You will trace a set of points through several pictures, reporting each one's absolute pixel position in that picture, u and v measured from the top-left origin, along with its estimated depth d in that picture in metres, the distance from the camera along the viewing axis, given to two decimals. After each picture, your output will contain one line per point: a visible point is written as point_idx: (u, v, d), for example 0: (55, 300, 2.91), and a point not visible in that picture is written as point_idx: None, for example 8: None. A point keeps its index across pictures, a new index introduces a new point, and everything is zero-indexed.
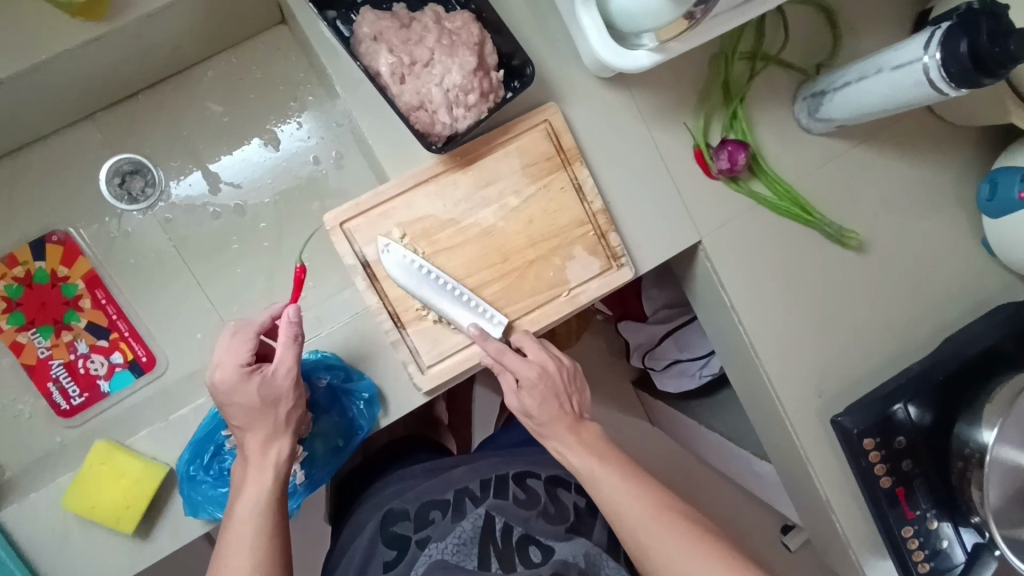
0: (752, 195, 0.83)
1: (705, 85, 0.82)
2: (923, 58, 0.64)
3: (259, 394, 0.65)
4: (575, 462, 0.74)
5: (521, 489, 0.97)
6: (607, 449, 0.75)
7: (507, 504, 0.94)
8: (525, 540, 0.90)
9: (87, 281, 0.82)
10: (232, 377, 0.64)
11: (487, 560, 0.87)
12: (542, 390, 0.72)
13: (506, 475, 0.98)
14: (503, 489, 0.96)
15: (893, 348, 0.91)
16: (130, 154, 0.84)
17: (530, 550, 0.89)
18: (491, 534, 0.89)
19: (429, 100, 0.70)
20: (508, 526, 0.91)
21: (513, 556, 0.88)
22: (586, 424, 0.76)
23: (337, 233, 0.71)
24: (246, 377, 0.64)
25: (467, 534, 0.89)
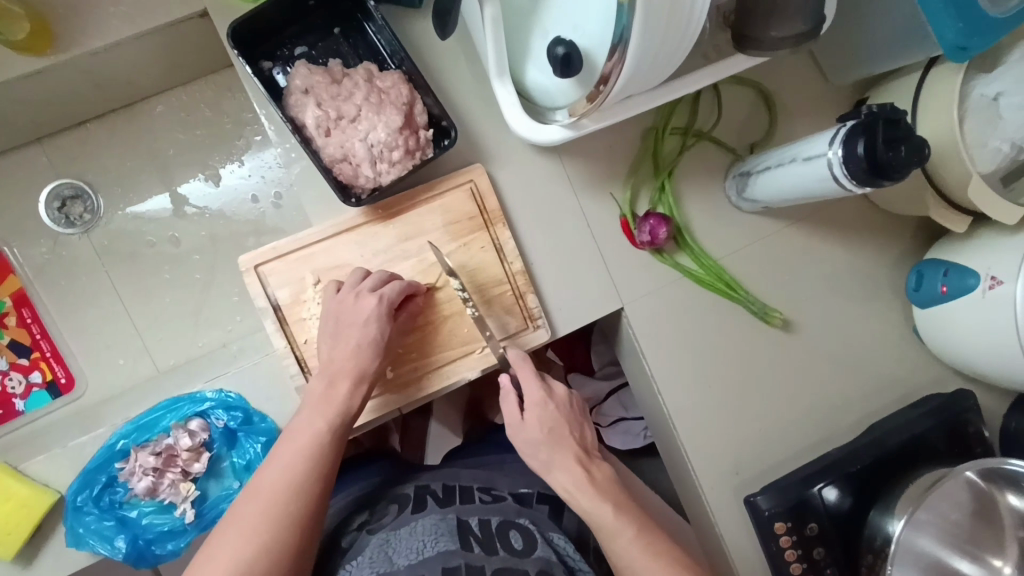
0: (677, 267, 0.84)
1: (636, 157, 0.83)
2: (827, 153, 0.65)
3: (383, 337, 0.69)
4: (586, 508, 0.72)
5: (487, 494, 0.81)
6: (619, 492, 0.73)
7: (475, 505, 0.78)
8: (504, 528, 0.75)
9: (15, 299, 0.84)
10: (385, 296, 0.69)
11: (469, 545, 0.71)
12: (554, 413, 0.74)
13: (468, 485, 0.82)
14: (467, 495, 0.80)
15: (816, 430, 0.90)
16: (73, 179, 0.86)
17: (512, 536, 0.74)
18: (468, 527, 0.73)
19: (353, 153, 0.72)
20: (483, 521, 0.75)
21: (494, 543, 0.72)
22: (599, 464, 0.74)
23: (251, 274, 0.73)
24: (383, 315, 0.68)
25: (439, 527, 0.72)
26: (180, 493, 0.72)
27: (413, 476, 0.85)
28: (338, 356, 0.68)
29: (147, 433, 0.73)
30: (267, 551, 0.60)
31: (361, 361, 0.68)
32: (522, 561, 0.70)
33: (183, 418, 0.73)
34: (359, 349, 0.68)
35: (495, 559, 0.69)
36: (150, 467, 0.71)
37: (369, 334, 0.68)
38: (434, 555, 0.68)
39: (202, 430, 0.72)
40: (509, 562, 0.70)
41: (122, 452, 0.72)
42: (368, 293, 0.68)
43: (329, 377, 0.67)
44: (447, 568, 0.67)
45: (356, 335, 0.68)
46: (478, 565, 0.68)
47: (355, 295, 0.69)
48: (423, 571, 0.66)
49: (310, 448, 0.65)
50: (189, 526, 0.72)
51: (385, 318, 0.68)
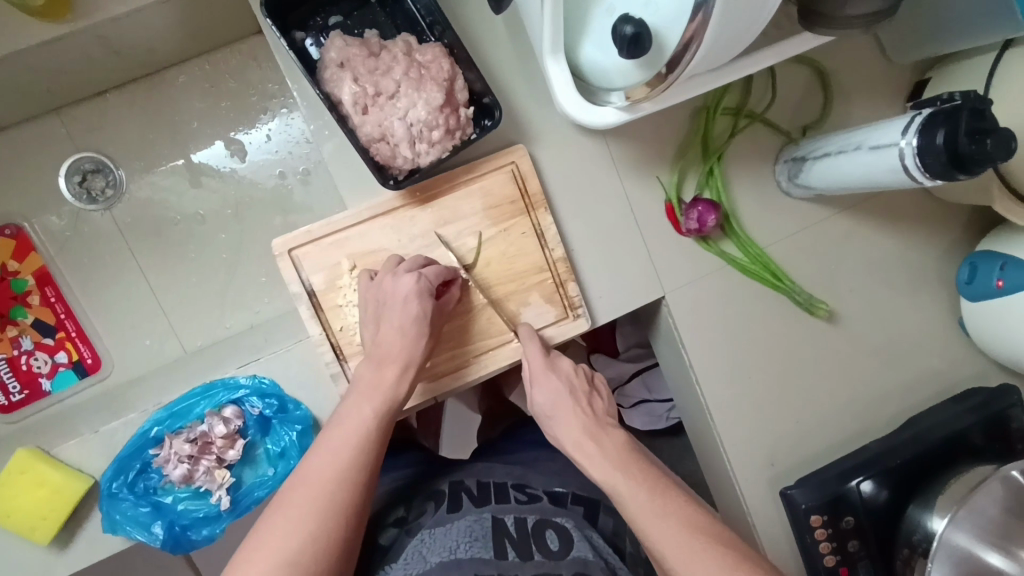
0: (722, 255, 0.81)
1: (684, 139, 0.79)
2: (900, 142, 0.61)
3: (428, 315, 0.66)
4: (597, 478, 0.66)
5: (523, 493, 0.81)
6: (629, 459, 0.67)
7: (511, 505, 0.77)
8: (539, 528, 0.74)
9: (38, 277, 0.82)
10: (425, 276, 0.66)
11: (503, 551, 0.69)
12: (555, 384, 0.70)
13: (503, 484, 0.82)
14: (503, 493, 0.80)
15: (853, 423, 0.89)
16: (93, 152, 0.83)
17: (547, 537, 0.72)
18: (502, 529, 0.72)
19: (391, 133, 0.68)
20: (518, 519, 0.74)
21: (529, 547, 0.70)
22: (609, 431, 0.69)
23: (285, 259, 0.70)
24: (425, 295, 0.65)
25: (474, 530, 0.71)
26: (215, 481, 0.71)
27: (449, 471, 0.86)
28: (383, 337, 0.65)
29: (181, 420, 0.71)
30: (316, 540, 0.58)
31: (408, 342, 0.65)
32: (558, 565, 0.69)
33: (216, 405, 0.71)
34: (405, 328, 0.65)
35: (529, 565, 0.68)
36: (185, 455, 0.70)
37: (411, 313, 0.64)
38: (468, 559, 0.67)
39: (237, 418, 0.71)
40: (544, 567, 0.68)
41: (155, 439, 0.70)
42: (404, 273, 0.66)
43: (376, 361, 0.65)
44: (481, 574, 0.66)
45: (397, 314, 0.65)
46: (513, 573, 0.66)
47: (393, 277, 0.66)
48: (456, 574, 0.65)
49: (360, 433, 0.62)
50: (225, 512, 0.72)
51: (426, 297, 0.65)
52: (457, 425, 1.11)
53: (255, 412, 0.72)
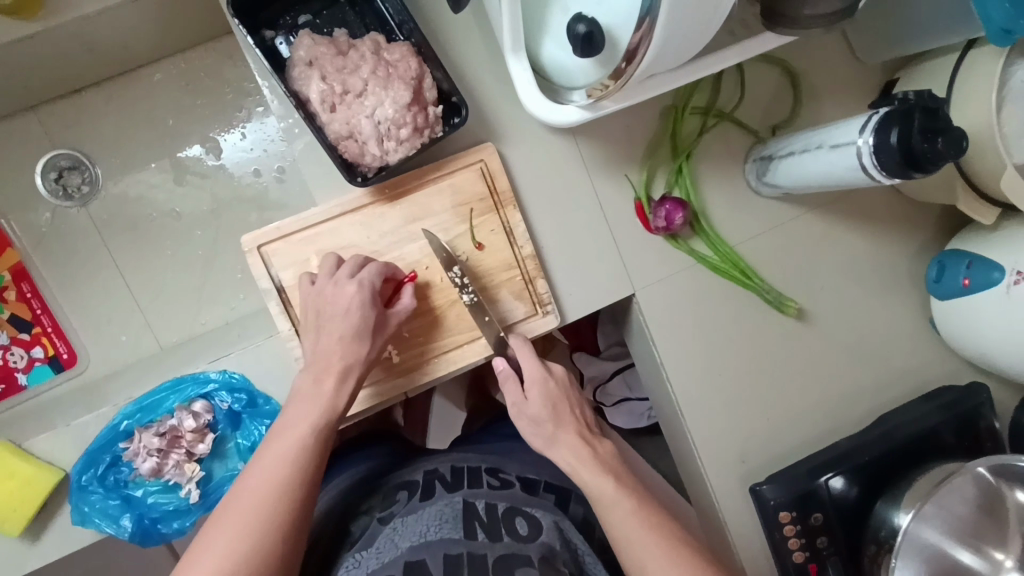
0: (692, 253, 0.82)
1: (654, 138, 0.80)
2: (857, 141, 0.62)
3: (367, 323, 0.67)
4: (587, 480, 0.69)
5: (496, 478, 0.82)
6: (618, 470, 0.71)
7: (484, 489, 0.79)
8: (509, 515, 0.75)
9: (14, 273, 0.82)
10: (365, 282, 0.67)
11: (473, 533, 0.70)
12: (552, 391, 0.72)
13: (477, 467, 0.84)
14: (476, 477, 0.81)
15: (825, 421, 0.89)
16: (69, 149, 0.84)
17: (516, 523, 0.74)
18: (473, 512, 0.73)
19: (359, 131, 0.68)
20: (489, 504, 0.76)
21: (499, 529, 0.72)
22: (600, 438, 0.73)
23: (254, 255, 0.71)
24: (366, 304, 0.66)
25: (444, 513, 0.72)
26: (184, 474, 0.71)
27: (422, 459, 0.87)
28: (327, 348, 0.66)
29: (151, 415, 0.72)
30: (248, 573, 0.58)
31: (353, 355, 0.67)
32: (525, 546, 0.69)
33: (186, 400, 0.72)
34: (348, 337, 0.66)
35: (498, 546, 0.69)
36: (154, 448, 0.71)
37: (353, 323, 0.66)
38: (436, 540, 0.68)
39: (206, 413, 0.72)
40: (512, 548, 0.69)
41: (125, 432, 0.71)
42: (347, 280, 0.67)
43: (314, 373, 0.66)
44: (449, 554, 0.66)
45: (342, 325, 0.66)
46: (481, 552, 0.67)
47: (336, 286, 0.67)
48: (424, 556, 0.66)
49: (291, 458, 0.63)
50: (194, 506, 0.72)
51: (371, 304, 0.67)
52: (444, 418, 1.12)
53: (223, 407, 0.72)
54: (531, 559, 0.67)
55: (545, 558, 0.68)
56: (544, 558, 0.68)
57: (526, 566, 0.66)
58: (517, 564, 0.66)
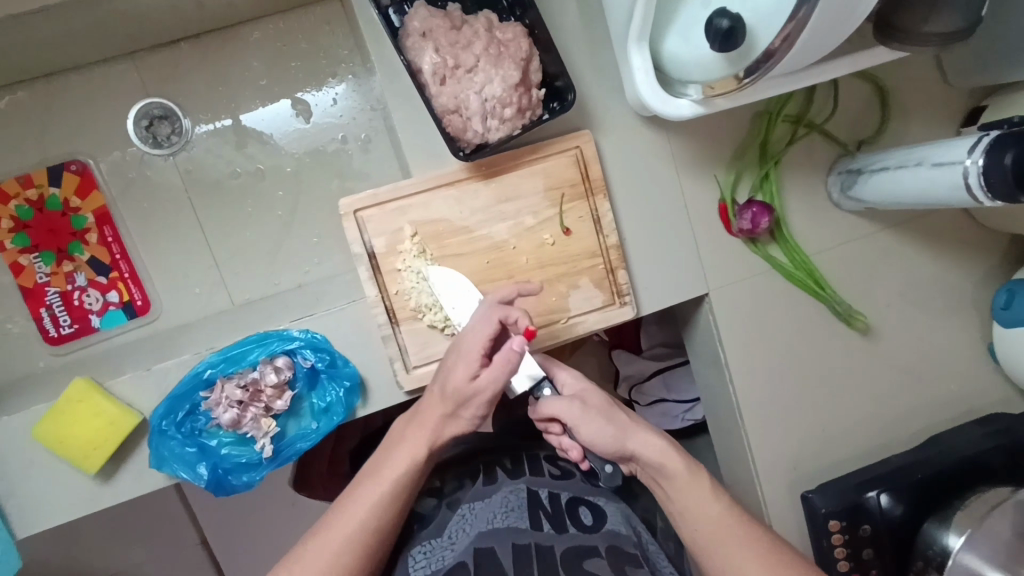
0: (768, 259, 0.83)
1: (743, 142, 0.81)
2: (964, 162, 0.63)
3: (462, 387, 0.62)
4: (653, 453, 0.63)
5: (556, 467, 0.78)
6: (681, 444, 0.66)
7: (546, 479, 0.74)
8: (573, 505, 0.69)
9: (98, 216, 0.83)
10: (482, 344, 0.62)
11: (538, 521, 0.64)
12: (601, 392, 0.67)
13: (535, 455, 0.80)
14: (537, 467, 0.77)
15: (877, 436, 0.90)
16: (163, 99, 0.84)
17: (581, 513, 0.67)
18: (537, 501, 0.68)
19: (465, 106, 0.69)
20: (553, 494, 0.70)
21: (564, 520, 0.66)
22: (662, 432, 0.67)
23: (349, 219, 0.71)
24: (480, 362, 0.62)
25: (510, 501, 0.67)
26: (260, 429, 0.72)
27: (481, 441, 0.82)
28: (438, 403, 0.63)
29: (234, 365, 0.72)
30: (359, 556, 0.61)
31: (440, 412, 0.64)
32: (591, 535, 0.63)
33: (269, 354, 0.72)
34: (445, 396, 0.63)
35: (564, 537, 0.62)
36: (236, 400, 0.71)
37: (455, 387, 0.62)
38: (503, 528, 0.62)
39: (288, 369, 0.72)
40: (579, 539, 0.62)
41: (207, 382, 0.71)
42: (483, 331, 0.63)
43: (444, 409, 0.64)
44: (517, 544, 0.60)
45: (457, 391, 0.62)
46: (548, 541, 0.61)
47: (478, 345, 0.62)
48: (492, 543, 0.60)
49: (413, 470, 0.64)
50: (266, 461, 0.73)
51: (478, 366, 0.62)
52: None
53: (304, 365, 0.73)
54: (598, 549, 0.60)
55: (614, 547, 0.61)
56: (611, 548, 0.61)
57: (594, 557, 0.59)
58: (585, 556, 0.59)
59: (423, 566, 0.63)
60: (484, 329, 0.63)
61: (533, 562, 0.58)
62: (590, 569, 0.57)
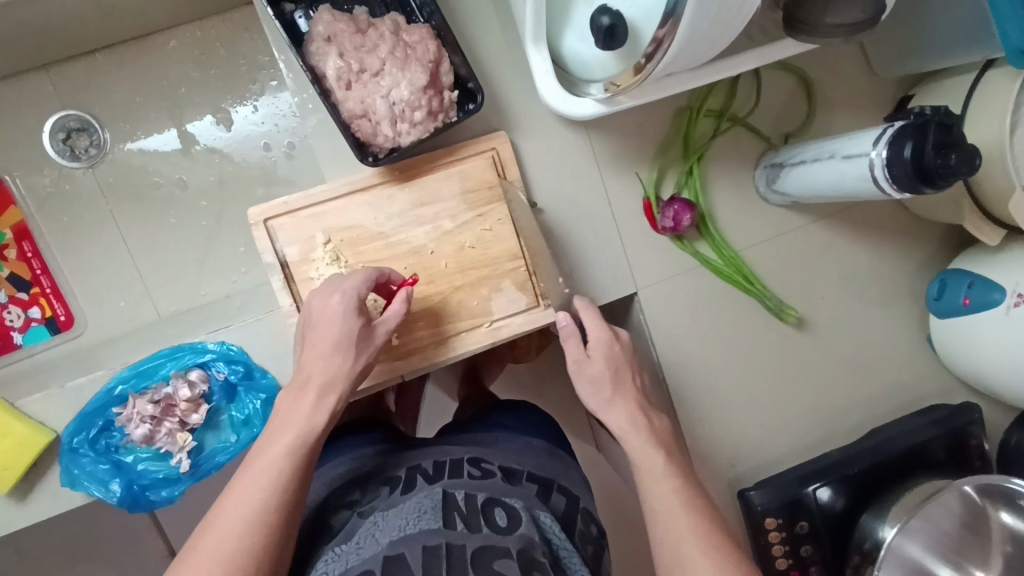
0: (696, 255, 0.82)
1: (666, 138, 0.80)
2: (870, 154, 0.62)
3: (357, 334, 0.64)
4: (635, 452, 0.67)
5: (477, 468, 0.77)
6: (671, 444, 0.69)
7: (464, 480, 0.73)
8: (488, 505, 0.69)
9: (16, 231, 0.82)
10: (350, 293, 0.64)
11: (452, 522, 0.66)
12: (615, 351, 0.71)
13: (458, 459, 0.79)
14: (457, 469, 0.76)
15: (817, 430, 0.90)
16: (79, 111, 0.83)
17: (496, 513, 0.68)
18: (451, 502, 0.69)
19: (373, 110, 0.68)
20: (469, 494, 0.71)
21: (478, 520, 0.67)
22: (656, 414, 0.71)
23: (259, 228, 0.71)
24: (356, 312, 0.65)
25: (423, 504, 0.68)
26: (176, 443, 0.71)
27: (406, 452, 0.81)
28: (325, 360, 0.64)
29: (146, 380, 0.72)
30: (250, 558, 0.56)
31: (337, 366, 0.64)
32: (504, 539, 0.65)
33: (182, 368, 0.72)
34: (332, 352, 0.64)
35: (475, 538, 0.64)
36: (148, 415, 0.71)
37: (341, 338, 0.64)
38: (414, 532, 0.64)
39: (201, 382, 0.71)
40: (491, 540, 0.64)
41: (120, 397, 0.71)
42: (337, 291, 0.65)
43: (298, 387, 0.64)
44: (428, 546, 0.62)
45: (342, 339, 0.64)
46: (460, 543, 0.63)
47: (340, 296, 0.64)
48: (403, 549, 0.62)
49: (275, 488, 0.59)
50: (184, 475, 0.72)
51: (357, 316, 0.65)
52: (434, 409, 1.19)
53: (214, 379, 0.72)
54: (508, 551, 0.63)
55: (524, 551, 0.63)
56: (523, 552, 0.63)
57: (503, 560, 0.62)
58: (496, 556, 0.62)
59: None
60: (354, 278, 0.65)
61: (443, 565, 0.61)
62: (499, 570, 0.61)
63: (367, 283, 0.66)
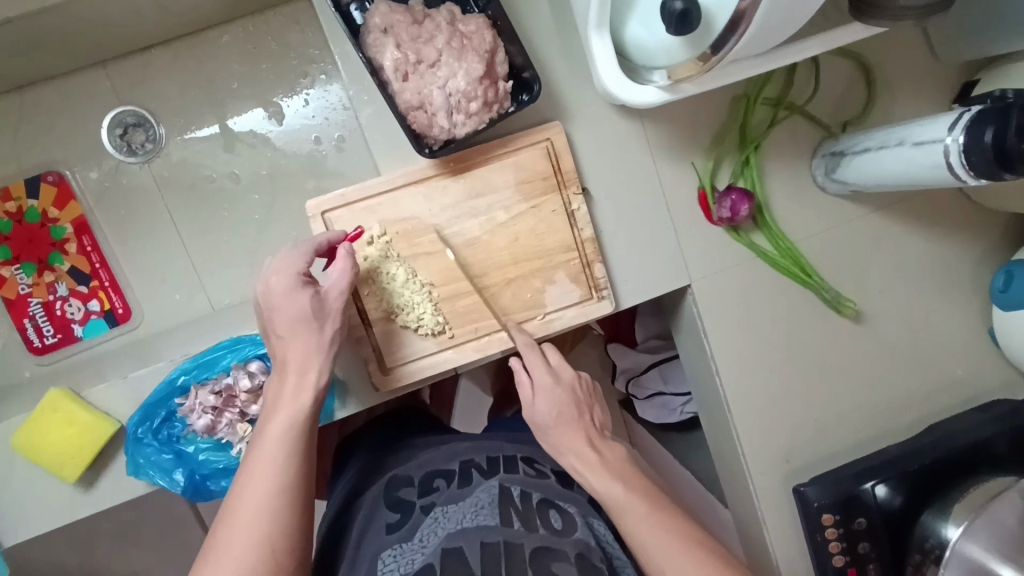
0: (751, 246, 0.81)
1: (722, 127, 0.79)
2: (945, 139, 0.60)
3: (312, 307, 0.65)
4: (594, 485, 0.69)
5: (531, 467, 0.79)
6: (630, 471, 0.70)
7: (520, 476, 0.74)
8: (544, 506, 0.69)
9: (76, 225, 0.84)
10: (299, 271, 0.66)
11: (509, 520, 0.64)
12: (559, 395, 0.72)
13: (512, 456, 0.81)
14: (512, 467, 0.77)
15: (873, 425, 0.87)
16: (135, 107, 0.85)
17: (551, 515, 0.68)
18: (508, 498, 0.68)
19: (429, 101, 0.68)
20: (525, 492, 0.70)
21: (534, 519, 0.66)
22: (609, 441, 0.73)
23: (316, 220, 0.71)
24: (299, 287, 0.66)
25: (480, 499, 0.67)
26: (236, 433, 0.72)
27: (450, 445, 0.82)
28: (294, 332, 0.66)
29: (207, 372, 0.73)
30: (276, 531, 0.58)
31: (301, 338, 0.65)
32: (561, 541, 0.63)
33: (242, 359, 0.73)
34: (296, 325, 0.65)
35: (534, 537, 0.62)
36: (209, 406, 0.71)
37: (302, 311, 0.65)
38: (473, 527, 0.62)
39: (261, 373, 0.72)
40: (548, 542, 0.63)
41: (182, 388, 0.72)
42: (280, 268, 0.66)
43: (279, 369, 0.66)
44: (487, 543, 0.60)
45: (308, 312, 0.65)
46: (519, 541, 0.61)
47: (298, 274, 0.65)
48: (462, 542, 0.60)
49: (282, 457, 0.61)
50: (244, 466, 0.73)
51: (301, 289, 0.66)
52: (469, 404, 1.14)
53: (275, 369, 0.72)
54: (568, 556, 0.61)
55: (583, 557, 0.62)
56: (581, 556, 0.62)
57: (563, 562, 0.60)
58: (555, 561, 0.60)
59: (391, 570, 0.62)
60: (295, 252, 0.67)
61: (503, 563, 0.59)
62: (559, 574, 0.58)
63: (304, 257, 0.67)
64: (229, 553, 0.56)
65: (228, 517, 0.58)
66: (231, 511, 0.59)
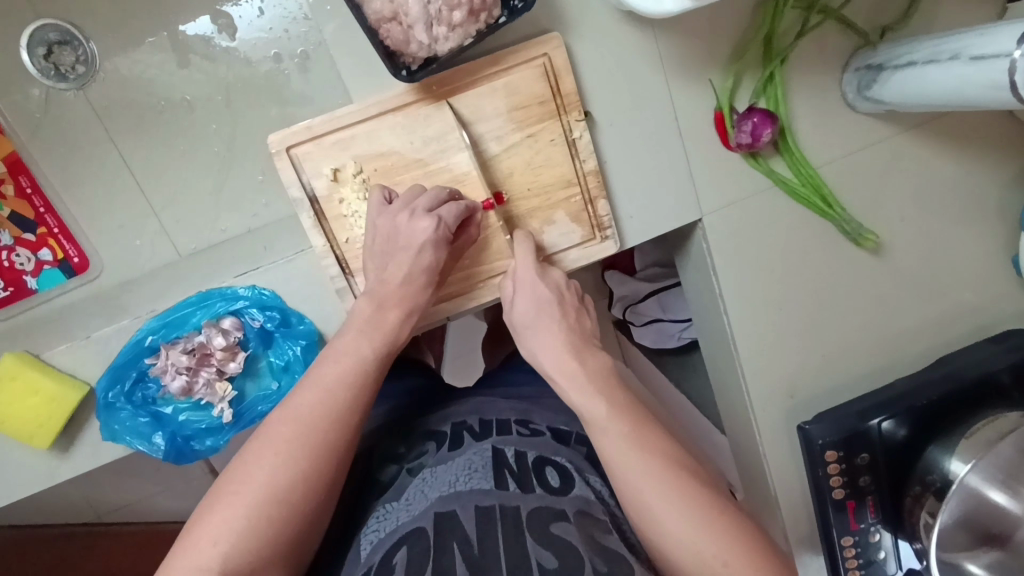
0: (769, 173, 0.73)
1: (743, 38, 0.69)
2: (1012, 54, 0.51)
3: (435, 261, 0.62)
4: (577, 403, 0.58)
5: (525, 428, 0.74)
6: (617, 392, 0.60)
7: (513, 438, 0.70)
8: (540, 463, 0.65)
9: (9, 164, 0.74)
10: (443, 218, 0.61)
11: (504, 483, 0.60)
12: (542, 293, 0.64)
13: (505, 420, 0.75)
14: (504, 428, 0.73)
15: (881, 358, 0.83)
16: (57, 20, 0.75)
17: (547, 472, 0.64)
18: (503, 461, 0.64)
19: (404, 11, 0.57)
20: (519, 453, 0.66)
21: (531, 479, 0.62)
22: (595, 350, 0.63)
23: (283, 158, 0.63)
24: (441, 242, 0.61)
25: (473, 463, 0.63)
26: (216, 393, 0.69)
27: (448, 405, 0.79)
28: (392, 269, 0.61)
29: (177, 331, 0.69)
30: (295, 487, 0.53)
31: (412, 281, 0.62)
32: (559, 499, 0.59)
33: (214, 317, 0.69)
34: (411, 261, 0.61)
35: (531, 497, 0.59)
36: (183, 366, 0.68)
37: (423, 262, 0.61)
38: (467, 492, 0.58)
39: (234, 331, 0.69)
40: (545, 500, 0.59)
41: (150, 349, 0.69)
42: (424, 213, 0.60)
43: (377, 293, 0.61)
44: (480, 507, 0.56)
45: (408, 258, 0.61)
46: (515, 503, 0.57)
47: (408, 214, 0.61)
48: (456, 507, 0.57)
49: (330, 415, 0.57)
50: (227, 424, 0.70)
51: (439, 248, 0.61)
52: (460, 356, 1.13)
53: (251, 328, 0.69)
54: (566, 513, 0.57)
55: (582, 513, 0.58)
56: (580, 512, 0.58)
57: (561, 521, 0.56)
58: (552, 518, 0.56)
59: (376, 530, 0.60)
60: (442, 206, 0.61)
61: (498, 529, 0.54)
62: (557, 532, 0.54)
63: (458, 218, 0.62)
64: (246, 497, 0.52)
65: (256, 457, 0.54)
66: (255, 442, 0.55)
